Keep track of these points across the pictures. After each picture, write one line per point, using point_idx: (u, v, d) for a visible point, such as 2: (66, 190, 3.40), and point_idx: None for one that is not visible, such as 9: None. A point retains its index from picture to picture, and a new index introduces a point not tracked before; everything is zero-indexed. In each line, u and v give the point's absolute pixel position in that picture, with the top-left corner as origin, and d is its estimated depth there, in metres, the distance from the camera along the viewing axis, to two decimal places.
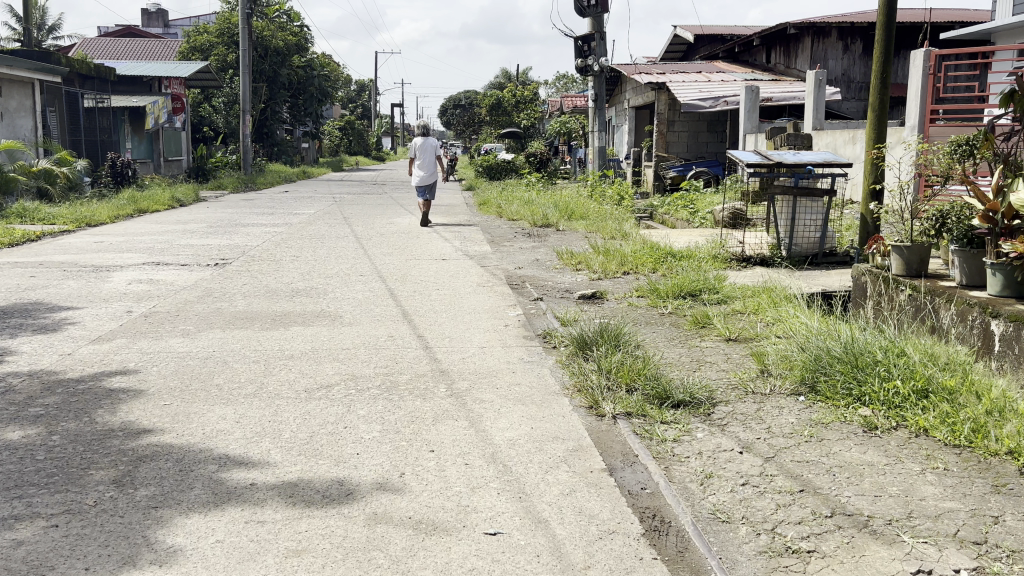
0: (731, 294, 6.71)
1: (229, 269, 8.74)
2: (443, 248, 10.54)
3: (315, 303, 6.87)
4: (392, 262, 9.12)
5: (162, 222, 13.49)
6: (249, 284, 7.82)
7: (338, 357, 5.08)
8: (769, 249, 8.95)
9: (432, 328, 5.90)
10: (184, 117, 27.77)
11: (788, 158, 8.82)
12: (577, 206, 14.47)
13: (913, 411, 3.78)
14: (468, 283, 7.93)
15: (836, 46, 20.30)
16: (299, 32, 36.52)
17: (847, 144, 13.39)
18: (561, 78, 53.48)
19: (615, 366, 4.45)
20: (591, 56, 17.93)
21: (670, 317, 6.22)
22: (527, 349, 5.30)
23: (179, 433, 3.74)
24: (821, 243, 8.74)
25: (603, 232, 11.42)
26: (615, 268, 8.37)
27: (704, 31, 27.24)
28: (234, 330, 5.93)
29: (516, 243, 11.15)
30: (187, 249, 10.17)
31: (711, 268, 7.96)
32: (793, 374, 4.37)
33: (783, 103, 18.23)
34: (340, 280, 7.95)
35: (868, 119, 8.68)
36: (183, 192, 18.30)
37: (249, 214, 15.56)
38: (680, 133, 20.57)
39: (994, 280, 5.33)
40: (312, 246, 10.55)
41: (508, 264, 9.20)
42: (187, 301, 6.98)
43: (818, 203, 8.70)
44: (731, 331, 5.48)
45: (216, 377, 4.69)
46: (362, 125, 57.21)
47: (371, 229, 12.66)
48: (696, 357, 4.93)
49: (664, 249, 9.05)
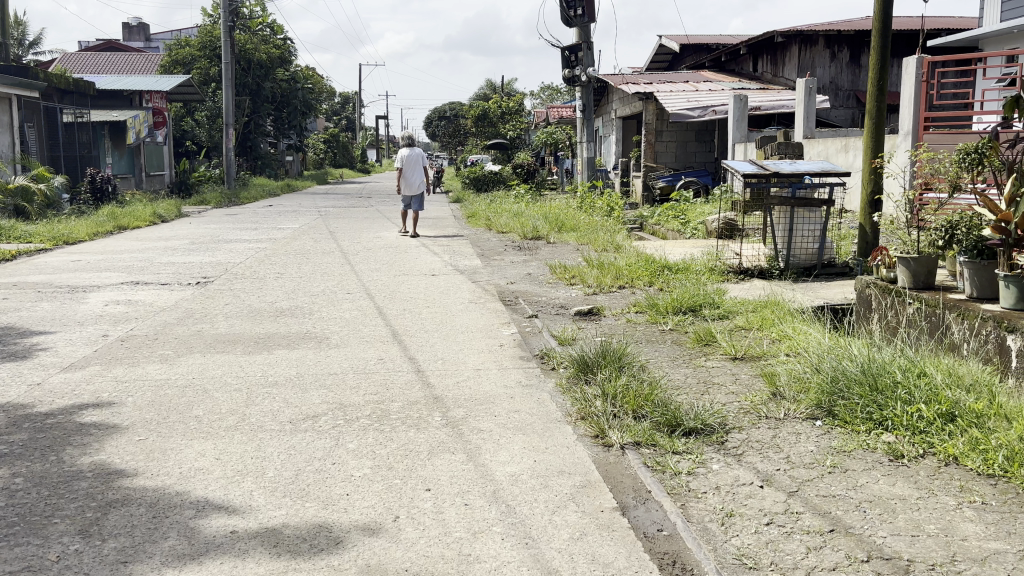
0: (732, 309, 6.48)
1: (211, 288, 8.45)
2: (432, 262, 10.29)
3: (301, 324, 6.59)
4: (380, 279, 8.85)
5: (143, 239, 13.18)
6: (232, 304, 7.53)
7: (325, 383, 4.81)
8: (766, 260, 8.74)
9: (424, 350, 5.64)
10: (166, 131, 27.42)
11: (784, 168, 8.63)
12: (567, 217, 14.24)
13: (939, 436, 3.55)
14: (459, 300, 7.68)
15: (823, 54, 20.28)
16: (282, 45, 36.28)
17: (839, 152, 13.25)
18: (546, 89, 53.49)
19: (620, 391, 4.20)
20: (578, 67, 17.76)
21: (671, 334, 5.98)
22: (525, 372, 5.05)
23: (153, 474, 3.46)
24: (819, 254, 8.54)
25: (596, 244, 11.19)
26: (610, 282, 8.13)
27: (690, 41, 27.19)
28: (216, 354, 5.65)
29: (507, 257, 10.91)
30: (168, 268, 9.88)
31: (709, 282, 7.74)
32: (808, 397, 4.13)
33: (772, 112, 18.11)
34: (326, 299, 7.68)
35: (866, 127, 8.50)
36: (165, 208, 17.98)
37: (233, 229, 15.26)
38: (669, 143, 20.42)
39: (1007, 293, 5.12)
40: (298, 262, 10.28)
41: (499, 280, 8.95)
42: (166, 323, 6.70)
43: (815, 213, 8.50)
44: (737, 350, 5.24)
45: (196, 407, 4.41)
46: (346, 138, 56.95)
47: (358, 244, 12.40)
48: (703, 379, 4.68)
49: (659, 261, 8.83)
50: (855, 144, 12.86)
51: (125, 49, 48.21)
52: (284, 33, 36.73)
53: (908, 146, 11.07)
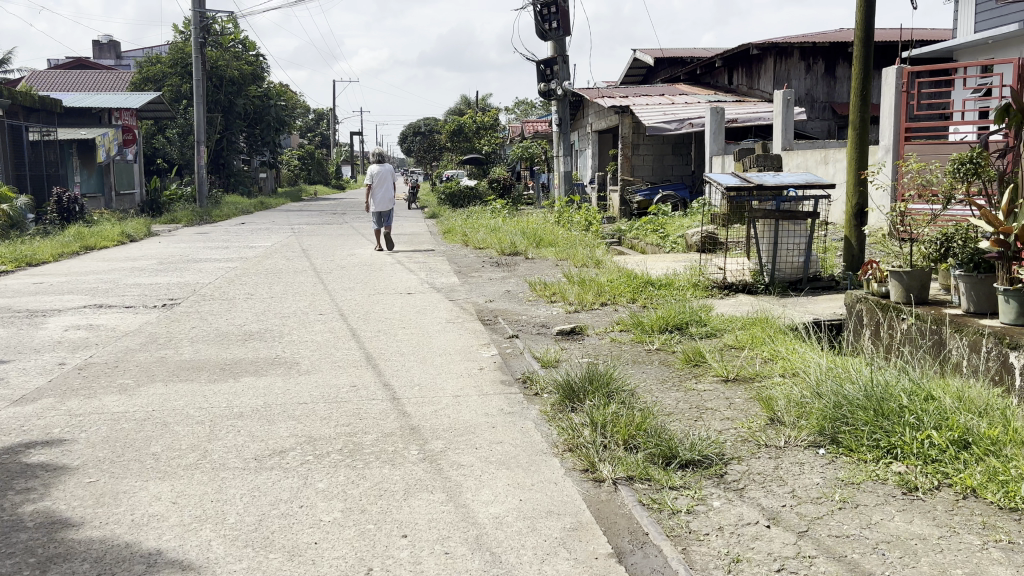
0: (720, 327, 6.25)
1: (178, 311, 8.09)
2: (408, 280, 10.00)
3: (271, 348, 6.27)
4: (354, 299, 8.55)
5: (109, 260, 12.76)
6: (198, 328, 7.19)
7: (293, 414, 4.50)
8: (750, 275, 8.54)
9: (400, 375, 5.34)
10: (136, 148, 26.95)
11: (767, 180, 8.43)
12: (545, 232, 14.01)
13: (954, 466, 3.32)
14: (437, 320, 7.39)
15: (799, 66, 20.32)
16: (255, 61, 35.92)
17: (819, 165, 13.16)
18: (520, 104, 53.59)
19: (609, 420, 3.93)
20: (554, 80, 17.59)
21: (659, 354, 5.73)
22: (506, 398, 4.77)
23: (101, 523, 3.13)
24: (805, 268, 8.35)
25: (575, 259, 10.95)
26: (592, 299, 7.88)
27: (665, 54, 27.20)
28: (179, 382, 5.32)
29: (485, 273, 10.64)
30: (134, 290, 9.50)
31: (694, 299, 7.51)
32: (809, 423, 3.89)
33: (749, 124, 18.04)
34: (298, 321, 7.36)
35: (849, 139, 8.36)
36: (134, 227, 17.54)
37: (203, 248, 14.86)
38: (645, 156, 20.28)
39: (1007, 308, 4.93)
40: (269, 282, 9.94)
41: (478, 297, 8.68)
42: (128, 349, 6.34)
43: (800, 226, 8.31)
44: (729, 371, 5.01)
45: (153, 443, 4.08)
46: (321, 154, 56.54)
47: (332, 262, 12.08)
48: (695, 403, 4.43)
49: (641, 276, 8.60)
50: (834, 156, 12.77)
51: (95, 66, 47.64)
52: (256, 49, 36.38)
53: (889, 158, 10.98)
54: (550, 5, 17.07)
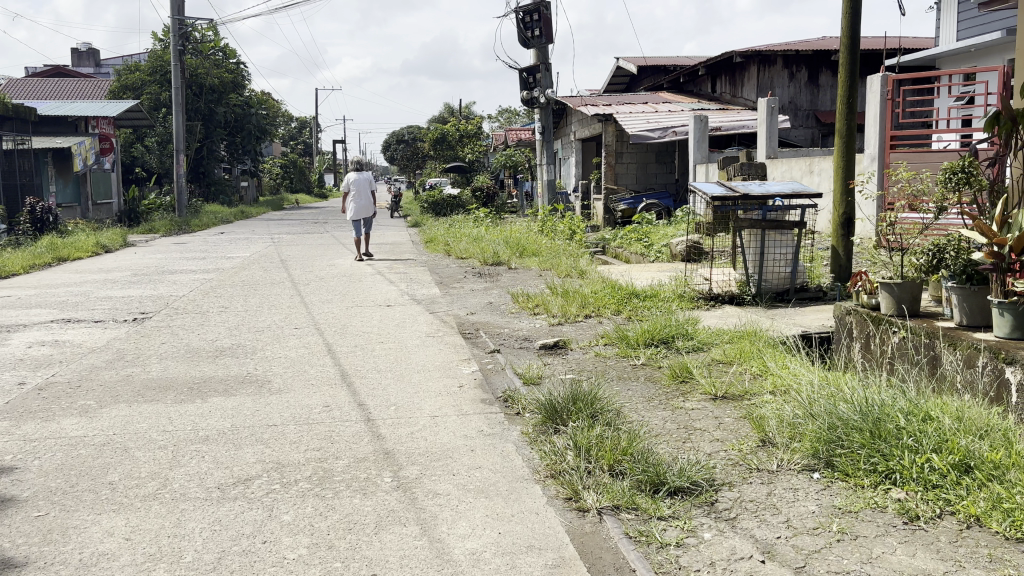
0: (707, 340, 6.07)
1: (149, 325, 7.84)
2: (388, 292, 9.77)
3: (243, 366, 6.03)
4: (332, 312, 8.32)
5: (81, 271, 12.45)
6: (169, 344, 6.93)
7: (262, 438, 4.28)
8: (737, 285, 8.37)
9: (376, 394, 5.12)
10: (113, 157, 26.56)
11: (753, 189, 8.27)
12: (529, 242, 13.82)
13: (956, 492, 3.15)
14: (416, 334, 7.17)
15: (782, 74, 20.28)
16: (236, 69, 35.61)
17: (803, 173, 13.05)
18: (504, 112, 53.53)
19: (593, 443, 3.74)
20: (537, 88, 17.45)
21: (645, 370, 5.54)
22: (486, 418, 4.56)
23: (46, 564, 2.90)
24: (791, 278, 8.20)
25: (559, 269, 10.76)
26: (576, 311, 7.69)
27: (648, 62, 27.14)
28: (144, 403, 5.07)
29: (466, 284, 10.43)
30: (104, 303, 9.22)
31: (680, 311, 7.33)
32: (803, 445, 3.71)
33: (732, 132, 17.97)
34: (273, 335, 7.13)
35: (835, 148, 8.24)
36: (109, 237, 17.21)
37: (179, 259, 14.56)
38: (629, 165, 20.15)
39: (1001, 321, 4.78)
40: (245, 295, 9.68)
41: (459, 310, 8.46)
42: (93, 367, 6.09)
43: (787, 236, 8.16)
44: (718, 388, 4.81)
45: (110, 471, 3.84)
46: (303, 163, 56.14)
47: (310, 273, 11.83)
48: (683, 424, 4.24)
49: (626, 287, 8.41)
50: (820, 164, 12.70)
51: (73, 74, 47.15)
52: (237, 57, 36.06)
53: (874, 167, 10.89)
54: (533, 12, 16.94)
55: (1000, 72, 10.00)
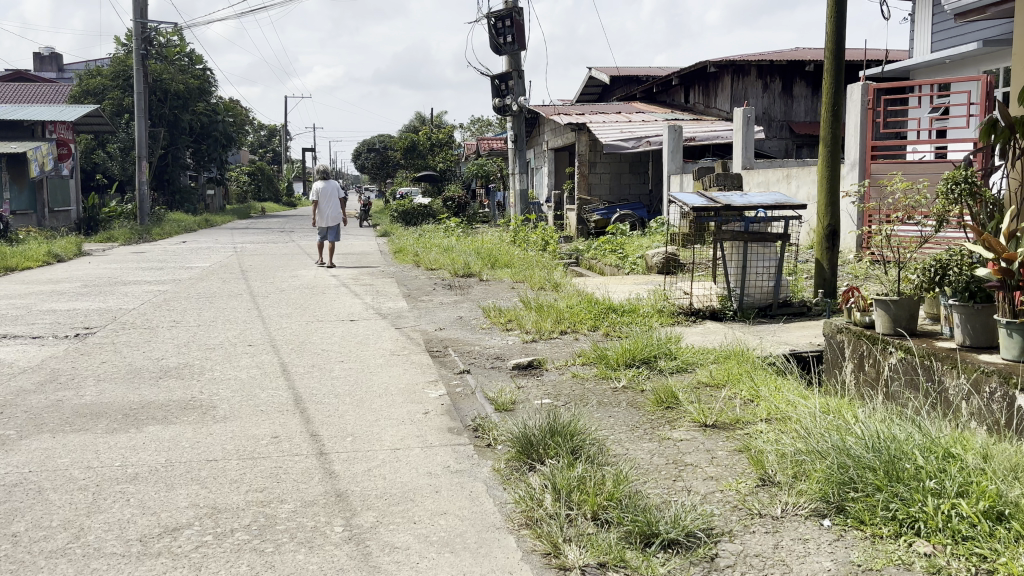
0: (691, 360, 5.67)
1: (91, 342, 7.27)
2: (352, 306, 9.26)
3: (187, 389, 5.51)
4: (290, 328, 7.80)
5: (27, 282, 11.80)
6: (109, 363, 6.38)
7: (199, 476, 3.78)
8: (718, 299, 7.99)
9: (331, 422, 4.64)
10: (71, 163, 25.73)
11: (735, 200, 7.87)
12: (500, 253, 13.37)
13: (991, 547, 2.74)
14: (380, 352, 6.69)
15: (756, 84, 20.10)
16: (202, 75, 34.89)
17: (781, 183, 12.75)
18: (476, 122, 53.21)
19: (574, 485, 3.30)
20: (509, 96, 17.06)
21: (626, 394, 5.10)
22: (453, 451, 4.10)
23: None
24: (775, 292, 7.83)
25: (532, 282, 10.32)
26: (551, 327, 7.25)
27: (620, 72, 26.90)
28: (70, 433, 4.53)
29: (435, 297, 9.96)
30: (46, 317, 8.62)
31: (661, 328, 6.91)
32: (810, 486, 3.29)
33: (707, 143, 17.72)
34: (223, 354, 6.61)
35: (820, 157, 7.91)
36: (63, 246, 16.50)
37: (135, 269, 13.93)
38: (602, 175, 19.81)
39: (1010, 342, 4.39)
40: (199, 308, 9.12)
41: (426, 325, 7.99)
42: (21, 390, 5.52)
43: (770, 249, 7.79)
44: (708, 416, 4.38)
45: (15, 520, 3.31)
46: (271, 171, 55.25)
47: (271, 285, 11.27)
48: (673, 459, 3.82)
49: (603, 302, 7.99)
50: (797, 174, 12.38)
51: (34, 79, 46.14)
52: (203, 63, 35.37)
53: (854, 176, 10.63)
54: (505, 18, 16.55)
55: (983, 82, 9.76)
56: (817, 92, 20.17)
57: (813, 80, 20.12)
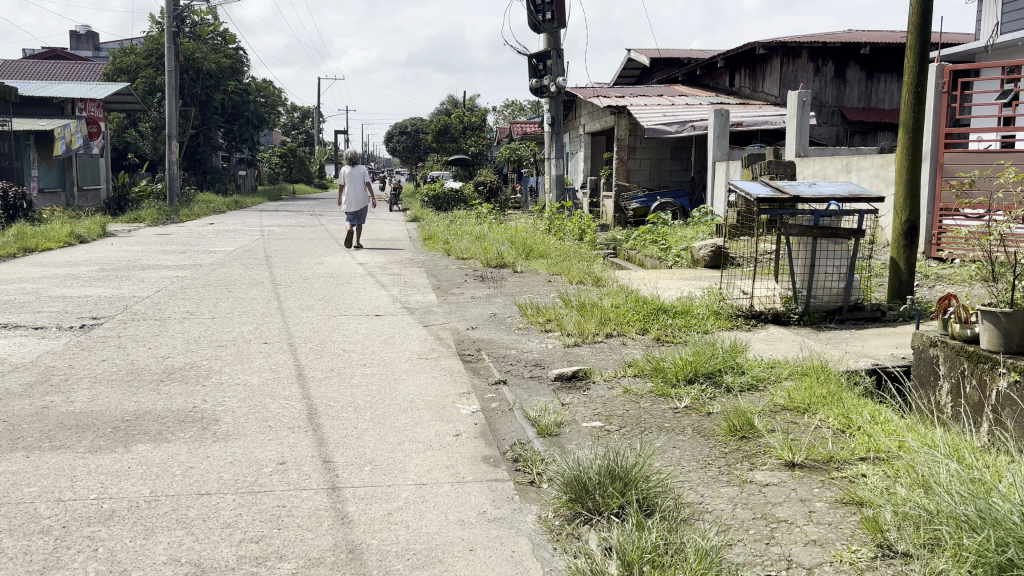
0: (762, 377, 4.97)
1: (96, 335, 6.67)
2: (378, 298, 8.60)
3: (190, 397, 4.87)
4: (311, 323, 7.16)
5: (43, 265, 11.30)
6: (109, 362, 5.76)
7: (186, 520, 3.13)
8: (781, 301, 7.23)
9: (350, 445, 4.00)
10: (101, 142, 25.38)
11: (804, 190, 7.08)
12: (536, 241, 12.64)
13: None
14: (405, 354, 6.03)
15: (807, 68, 19.16)
16: (234, 54, 34.44)
17: (839, 173, 11.88)
18: (509, 106, 52.40)
19: (647, 557, 2.61)
20: (547, 76, 16.28)
21: (689, 417, 4.41)
22: (491, 491, 3.42)
23: None
24: (845, 294, 7.07)
25: (570, 276, 9.59)
26: (595, 329, 6.55)
27: (661, 55, 25.95)
28: (46, 451, 3.90)
29: (467, 290, 9.27)
30: (53, 305, 8.05)
31: (721, 336, 6.19)
32: (950, 566, 2.57)
33: (754, 129, 16.86)
34: (235, 354, 5.97)
35: (902, 144, 7.09)
36: (86, 227, 16.02)
37: (156, 253, 13.40)
38: (642, 161, 18.99)
39: None
40: (216, 299, 8.51)
41: (457, 323, 7.30)
42: (6, 393, 4.91)
43: (842, 246, 7.03)
44: (795, 453, 3.69)
45: None
46: (303, 153, 54.82)
47: (295, 273, 10.67)
48: (762, 513, 3.14)
49: (652, 300, 7.25)
50: (858, 164, 11.50)
51: (71, 57, 46.16)
52: (236, 42, 34.94)
53: (925, 166, 9.74)
54: None
55: None
56: (871, 76, 19.16)
57: (867, 64, 19.12)
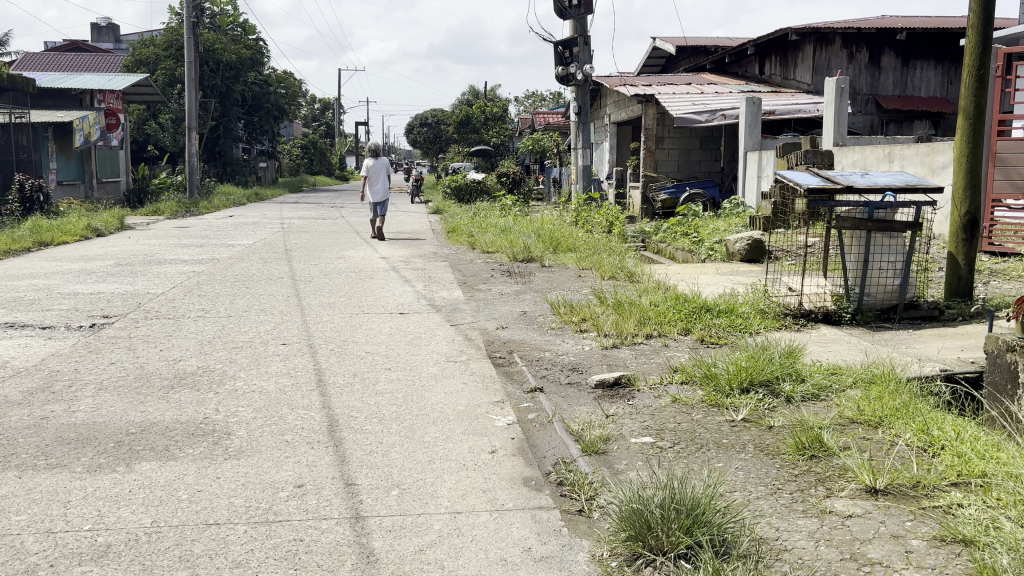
0: (825, 386, 4.52)
1: (105, 335, 6.34)
2: (401, 295, 8.21)
3: (201, 406, 4.50)
4: (331, 322, 6.78)
5: (58, 260, 11.03)
6: (117, 366, 5.40)
7: (189, 559, 2.75)
8: (832, 298, 6.75)
9: (375, 465, 3.60)
10: (120, 133, 25.20)
11: (857, 181, 6.60)
12: (563, 234, 12.20)
13: None
14: (432, 357, 5.63)
15: (840, 54, 18.57)
16: (254, 45, 34.22)
17: (880, 162, 11.33)
18: (531, 96, 51.88)
19: None
20: (573, 64, 15.82)
21: (749, 432, 3.98)
22: (535, 522, 3.02)
23: None
24: (901, 292, 6.58)
25: (602, 271, 9.16)
26: (634, 329, 6.13)
27: (688, 42, 25.34)
28: (40, 471, 3.54)
29: (495, 286, 8.87)
30: (64, 302, 7.74)
31: (770, 338, 5.74)
32: None
33: (786, 118, 16.31)
34: (251, 357, 5.60)
35: (964, 131, 6.58)
36: (104, 220, 15.78)
37: (173, 246, 13.12)
38: (670, 151, 18.48)
39: None
40: (233, 296, 8.16)
41: (486, 322, 6.88)
42: (3, 402, 4.55)
43: (898, 240, 6.55)
44: (878, 477, 3.23)
45: None
46: (324, 145, 54.63)
47: (315, 267, 10.32)
48: (851, 553, 2.71)
49: (693, 298, 6.79)
50: (901, 153, 10.95)
51: (93, 49, 46.23)
52: (256, 33, 34.73)
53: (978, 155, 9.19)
54: None
55: None
56: (907, 63, 18.43)
57: (903, 49, 18.40)
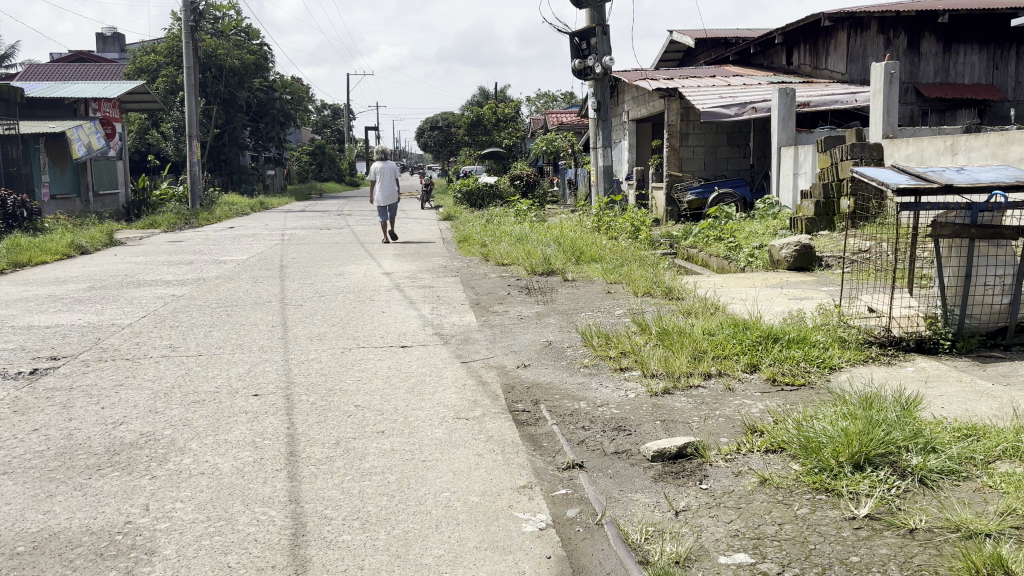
0: (971, 464, 3.30)
1: (39, 387, 5.20)
2: (404, 321, 7.05)
3: (128, 502, 3.33)
4: (317, 362, 5.62)
5: (29, 283, 9.95)
6: (39, 435, 4.24)
7: None
8: (925, 321, 5.53)
9: None
10: (117, 144, 24.11)
11: (955, 178, 5.40)
12: (586, 242, 11.02)
13: None
14: (437, 413, 4.46)
15: (877, 40, 17.24)
16: (258, 51, 33.23)
17: (940, 155, 10.08)
18: (542, 97, 50.79)
19: None
20: (591, 56, 14.64)
21: (884, 539, 2.81)
22: None
23: None
24: (1012, 312, 5.37)
25: (635, 286, 7.96)
26: (686, 368, 4.96)
27: (708, 34, 24.07)
28: None
29: (513, 307, 7.71)
30: (11, 339, 6.62)
31: (860, 381, 4.53)
32: None
33: (822, 110, 15.07)
34: (210, 418, 4.43)
35: None
36: (91, 236, 14.74)
37: (160, 264, 12.03)
38: (696, 148, 17.23)
39: None
40: (208, 327, 7.01)
41: (504, 358, 5.72)
42: None
43: (1005, 249, 5.35)
44: None
45: None
46: (333, 152, 53.75)
47: (309, 286, 9.18)
48: None
49: (753, 324, 5.58)
50: (965, 144, 9.70)
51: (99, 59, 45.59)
52: (260, 37, 33.77)
53: None
54: None
55: None
56: (948, 48, 17.14)
57: (944, 34, 17.11)
